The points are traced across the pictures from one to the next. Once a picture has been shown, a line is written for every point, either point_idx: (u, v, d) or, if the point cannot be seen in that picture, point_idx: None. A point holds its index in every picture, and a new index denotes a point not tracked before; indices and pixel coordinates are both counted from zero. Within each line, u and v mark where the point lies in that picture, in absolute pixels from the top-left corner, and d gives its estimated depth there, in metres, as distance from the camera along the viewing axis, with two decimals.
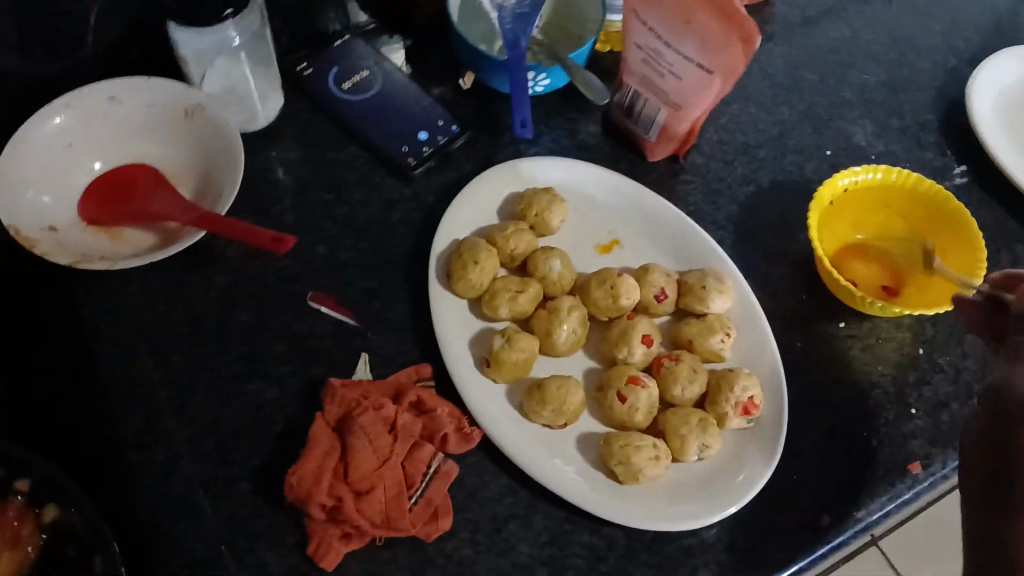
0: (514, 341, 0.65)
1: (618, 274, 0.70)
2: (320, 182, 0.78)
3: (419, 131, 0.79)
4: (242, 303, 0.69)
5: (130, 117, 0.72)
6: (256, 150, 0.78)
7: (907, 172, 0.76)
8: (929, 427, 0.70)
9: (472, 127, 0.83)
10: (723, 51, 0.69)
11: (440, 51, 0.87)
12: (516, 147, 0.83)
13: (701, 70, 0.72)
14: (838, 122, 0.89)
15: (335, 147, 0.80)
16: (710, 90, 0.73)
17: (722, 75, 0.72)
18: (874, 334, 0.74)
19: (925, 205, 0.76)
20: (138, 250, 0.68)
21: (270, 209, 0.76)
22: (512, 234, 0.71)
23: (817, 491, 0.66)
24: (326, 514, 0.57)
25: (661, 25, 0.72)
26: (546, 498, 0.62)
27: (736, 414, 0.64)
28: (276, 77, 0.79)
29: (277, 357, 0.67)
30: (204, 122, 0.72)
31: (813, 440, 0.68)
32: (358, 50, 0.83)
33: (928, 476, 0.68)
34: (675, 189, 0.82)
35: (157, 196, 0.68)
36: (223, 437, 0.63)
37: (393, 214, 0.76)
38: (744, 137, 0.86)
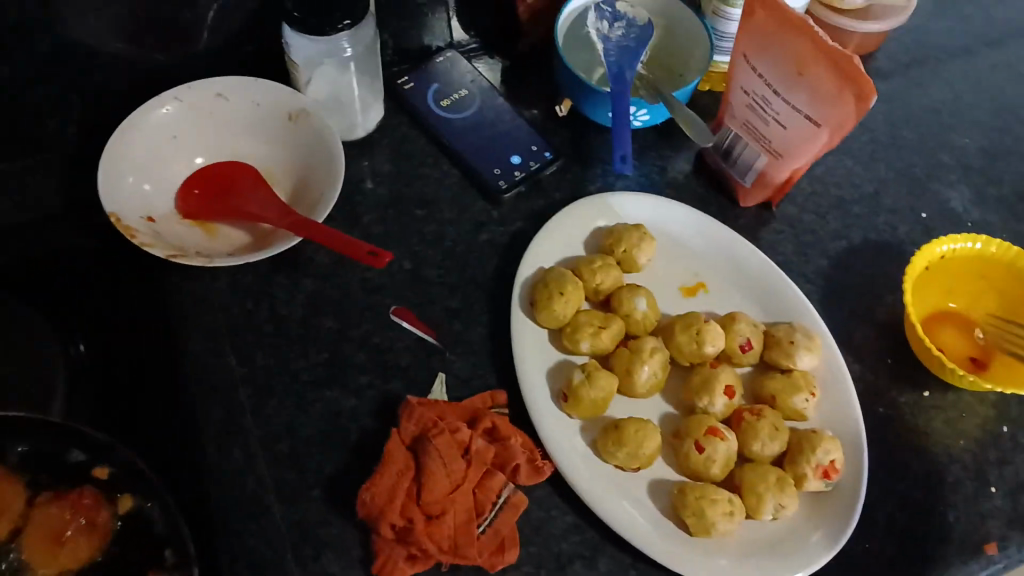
0: (595, 377, 0.64)
1: (704, 320, 0.69)
2: (411, 196, 0.78)
3: (512, 155, 0.79)
4: (326, 311, 0.69)
5: (235, 116, 0.73)
6: (350, 159, 0.79)
7: (1008, 245, 0.74)
8: (1009, 509, 0.68)
9: (565, 155, 0.83)
10: (834, 105, 0.68)
11: (540, 77, 0.87)
12: (607, 178, 0.82)
13: (809, 120, 0.71)
14: (935, 186, 0.87)
15: (428, 162, 0.80)
16: (816, 143, 0.72)
17: (830, 130, 0.70)
18: (958, 407, 0.72)
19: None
20: (231, 248, 0.69)
21: (360, 218, 0.76)
22: (600, 268, 0.71)
23: (890, 563, 0.64)
24: (394, 534, 0.56)
25: (776, 71, 0.71)
26: (612, 540, 0.61)
27: (815, 476, 0.63)
28: (379, 89, 0.79)
29: (356, 367, 0.66)
30: (306, 127, 0.72)
31: (889, 510, 0.66)
32: (460, 69, 0.83)
33: (1004, 559, 0.65)
34: (764, 237, 0.81)
35: (255, 196, 0.69)
36: (296, 441, 0.62)
37: (480, 235, 0.76)
38: (838, 192, 0.85)
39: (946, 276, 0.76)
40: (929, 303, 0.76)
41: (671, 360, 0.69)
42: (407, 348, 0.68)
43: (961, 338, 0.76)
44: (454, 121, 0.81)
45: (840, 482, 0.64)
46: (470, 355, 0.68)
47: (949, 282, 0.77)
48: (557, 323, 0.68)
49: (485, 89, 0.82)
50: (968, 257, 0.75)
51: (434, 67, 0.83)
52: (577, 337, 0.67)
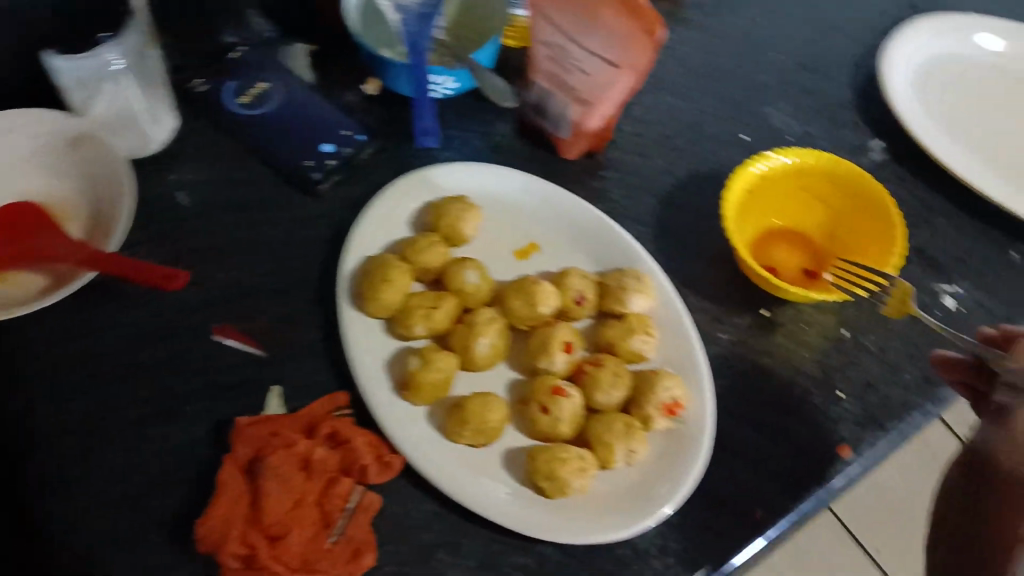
0: (432, 360, 0.63)
1: (535, 281, 0.69)
2: (223, 203, 0.75)
3: (322, 143, 0.76)
4: (144, 344, 0.66)
5: (10, 155, 0.69)
6: (151, 174, 0.75)
7: (822, 153, 0.74)
8: (858, 411, 0.69)
9: (379, 135, 0.80)
10: (631, 46, 0.67)
11: (344, 58, 0.84)
12: (426, 153, 0.80)
13: (608, 65, 0.70)
14: (754, 106, 0.88)
15: (236, 166, 0.77)
16: (620, 83, 0.72)
17: (632, 69, 0.70)
18: (798, 320, 0.74)
19: (843, 185, 0.74)
20: (30, 295, 0.64)
21: (169, 234, 0.72)
22: (425, 247, 0.69)
23: (750, 486, 0.65)
24: (241, 563, 0.55)
25: (566, 21, 0.69)
26: (473, 520, 0.61)
27: (661, 415, 0.64)
28: (166, 96, 0.75)
29: (184, 396, 0.64)
30: (90, 150, 0.69)
31: (743, 434, 0.67)
32: (256, 61, 0.79)
33: (860, 459, 0.67)
34: (593, 186, 0.80)
35: (44, 235, 0.64)
36: (130, 484, 0.60)
37: (301, 233, 0.74)
38: (661, 128, 0.85)
39: (766, 194, 0.76)
40: (753, 225, 0.76)
41: (510, 327, 0.69)
42: (237, 367, 0.66)
43: (786, 254, 0.77)
44: (256, 119, 0.77)
45: (687, 416, 0.65)
46: (304, 361, 0.67)
47: (771, 199, 0.77)
48: (388, 312, 0.67)
49: (285, 81, 0.78)
50: (786, 172, 0.75)
51: (229, 66, 0.79)
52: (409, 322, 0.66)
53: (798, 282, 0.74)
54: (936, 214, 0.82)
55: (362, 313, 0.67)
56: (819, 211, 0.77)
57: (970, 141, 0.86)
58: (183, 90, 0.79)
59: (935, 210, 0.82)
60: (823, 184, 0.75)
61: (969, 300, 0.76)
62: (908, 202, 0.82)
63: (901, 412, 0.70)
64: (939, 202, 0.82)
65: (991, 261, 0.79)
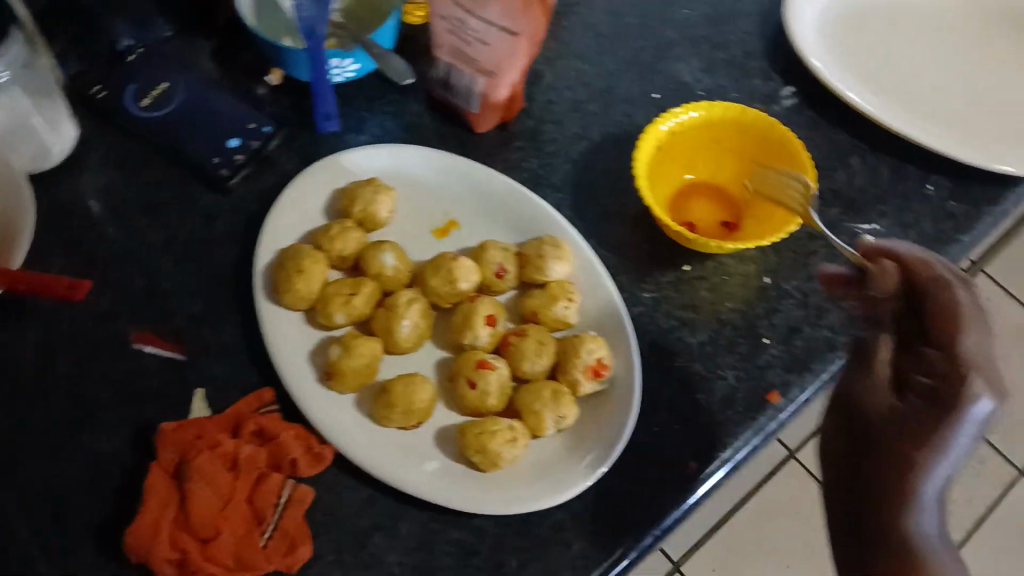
0: (353, 346, 0.63)
1: (453, 257, 0.69)
2: (132, 206, 0.73)
3: (229, 139, 0.75)
4: (60, 358, 0.65)
5: None
6: (57, 185, 0.73)
7: (729, 105, 0.75)
8: (784, 356, 0.70)
9: (288, 126, 0.79)
10: (525, 11, 0.69)
11: (246, 51, 0.83)
12: (337, 139, 0.80)
13: (507, 34, 0.71)
14: (664, 64, 0.88)
15: (143, 169, 0.75)
16: (519, 51, 0.72)
17: (528, 35, 0.71)
18: (720, 272, 0.74)
19: (753, 134, 0.75)
20: None
21: (79, 245, 0.71)
22: (338, 234, 0.69)
23: (681, 441, 0.66)
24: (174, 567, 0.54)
25: None
26: (409, 501, 0.61)
27: (587, 378, 0.64)
28: (62, 103, 0.73)
29: (104, 408, 0.63)
30: None
31: (671, 390, 0.68)
32: (153, 63, 0.78)
33: (788, 403, 0.68)
34: (508, 158, 0.80)
35: None
36: (55, 500, 0.59)
37: (214, 232, 0.73)
38: (572, 94, 0.85)
39: (676, 150, 0.77)
40: (665, 181, 0.78)
41: (433, 306, 0.69)
42: (156, 373, 0.65)
43: (702, 207, 0.78)
44: (156, 121, 0.75)
45: (614, 375, 0.66)
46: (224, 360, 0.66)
47: (680, 155, 0.78)
48: (305, 302, 0.66)
49: (185, 82, 0.77)
50: (694, 126, 0.76)
51: (127, 68, 0.77)
52: (328, 312, 0.66)
53: (716, 233, 0.76)
54: (852, 151, 0.81)
55: (282, 307, 0.67)
56: (734, 163, 0.78)
57: (882, 85, 0.85)
58: (80, 95, 0.76)
59: (850, 148, 0.81)
60: (729, 135, 0.76)
61: (887, 237, 0.76)
62: (824, 141, 0.82)
63: (827, 353, 0.70)
64: (852, 138, 0.82)
65: (910, 199, 0.78)
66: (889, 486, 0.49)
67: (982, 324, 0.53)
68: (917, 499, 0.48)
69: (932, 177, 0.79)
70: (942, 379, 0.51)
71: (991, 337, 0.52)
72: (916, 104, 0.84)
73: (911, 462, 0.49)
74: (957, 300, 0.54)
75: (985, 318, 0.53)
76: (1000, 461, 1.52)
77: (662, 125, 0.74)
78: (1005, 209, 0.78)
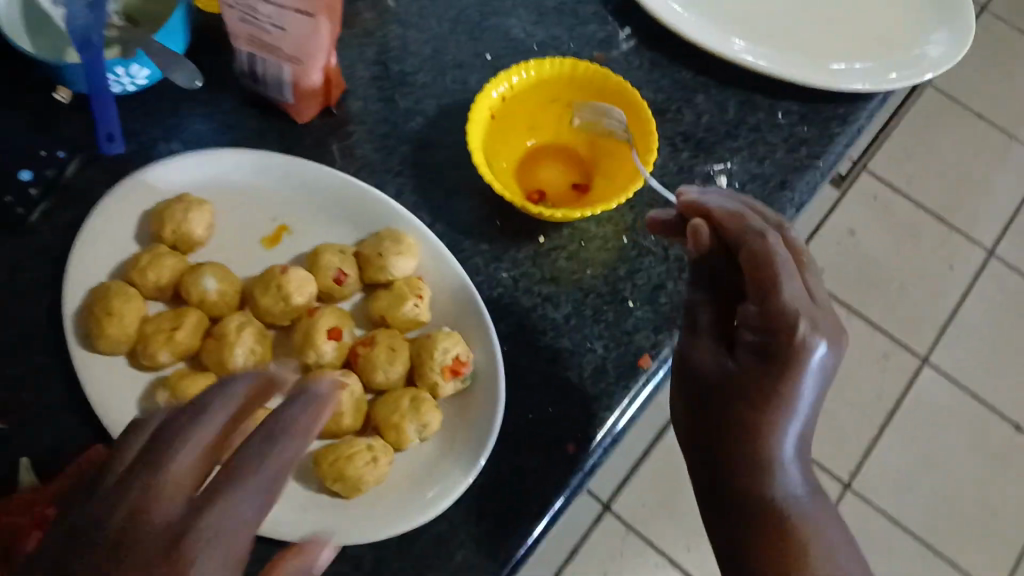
0: (180, 390, 0.59)
1: (283, 269, 0.63)
2: None
3: (21, 171, 0.68)
4: None
5: None
6: None
7: (560, 60, 0.70)
8: (652, 316, 0.67)
9: (86, 146, 0.71)
10: None
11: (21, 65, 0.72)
12: (144, 152, 0.72)
13: (303, 13, 0.64)
14: (494, 19, 0.81)
15: None
16: (320, 32, 0.66)
17: (326, 14, 0.65)
18: (577, 238, 0.70)
19: (589, 87, 0.71)
20: None
21: None
22: (150, 263, 0.63)
23: (557, 424, 0.62)
24: None
25: None
26: (271, 546, 0.56)
27: (446, 378, 0.60)
28: None
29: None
30: None
31: (540, 372, 0.64)
32: None
33: (660, 364, 0.65)
34: (336, 147, 0.74)
35: None
36: None
37: (15, 280, 0.65)
38: (398, 66, 0.78)
39: (510, 118, 0.72)
40: (504, 149, 0.72)
41: (269, 326, 0.64)
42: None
43: (552, 172, 0.74)
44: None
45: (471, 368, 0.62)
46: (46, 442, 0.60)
47: (517, 122, 0.73)
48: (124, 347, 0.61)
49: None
50: (525, 90, 0.70)
51: None
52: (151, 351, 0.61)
53: (562, 201, 0.72)
54: (698, 87, 0.77)
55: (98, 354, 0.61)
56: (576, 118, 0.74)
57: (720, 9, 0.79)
58: None
59: (696, 84, 0.77)
60: (563, 92, 0.72)
61: (741, 175, 0.73)
62: (669, 79, 0.77)
63: None
64: (697, 74, 0.78)
65: (760, 129, 0.75)
66: (748, 437, 0.50)
67: (800, 258, 0.56)
68: (774, 455, 0.50)
69: (780, 103, 0.77)
70: (768, 334, 0.52)
71: (808, 282, 0.54)
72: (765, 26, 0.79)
73: (761, 421, 0.50)
74: (768, 245, 0.54)
75: (806, 265, 0.55)
76: (908, 354, 1.51)
77: (490, 94, 0.69)
78: (852, 127, 0.76)
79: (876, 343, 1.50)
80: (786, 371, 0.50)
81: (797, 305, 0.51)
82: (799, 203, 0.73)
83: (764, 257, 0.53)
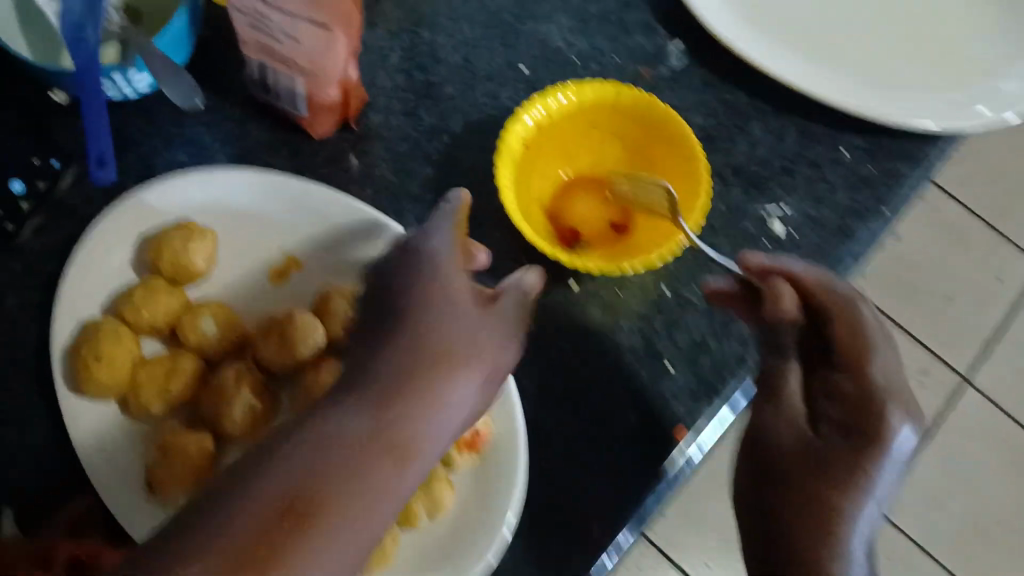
0: (176, 449, 0.54)
1: (287, 317, 0.58)
2: None
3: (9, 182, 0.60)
4: None
5: None
6: None
7: (603, 83, 0.63)
8: (689, 381, 0.62)
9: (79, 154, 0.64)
10: None
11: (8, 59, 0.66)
12: (144, 164, 0.65)
13: (319, 25, 0.57)
14: (531, 25, 0.74)
15: None
16: (338, 44, 0.59)
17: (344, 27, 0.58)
18: (612, 283, 0.64)
19: (633, 114, 0.64)
20: None
21: None
22: (145, 300, 0.57)
23: (581, 500, 0.58)
24: None
25: None
26: None
27: (462, 453, 0.56)
28: None
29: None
30: None
31: (565, 440, 0.59)
32: None
33: (695, 436, 0.60)
34: (354, 166, 0.67)
35: None
36: None
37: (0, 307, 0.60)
38: (424, 74, 0.71)
39: (542, 147, 0.66)
40: (535, 181, 0.66)
41: (269, 372, 0.59)
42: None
43: (587, 203, 0.67)
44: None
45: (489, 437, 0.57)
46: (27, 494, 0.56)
47: (548, 152, 0.67)
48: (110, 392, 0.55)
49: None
50: (562, 114, 0.64)
51: None
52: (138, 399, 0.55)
53: (597, 240, 0.65)
54: (754, 116, 0.70)
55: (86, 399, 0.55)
56: (615, 146, 0.68)
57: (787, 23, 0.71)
58: None
59: (751, 112, 0.70)
60: (600, 115, 0.65)
61: (797, 220, 0.66)
62: (720, 105, 0.70)
63: (736, 368, 0.62)
64: (752, 100, 0.71)
65: (821, 167, 0.68)
66: (814, 508, 0.45)
67: (884, 340, 0.52)
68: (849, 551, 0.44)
69: (845, 136, 0.70)
70: (856, 411, 0.48)
71: (894, 363, 0.51)
72: (838, 50, 0.70)
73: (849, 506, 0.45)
74: (864, 319, 0.51)
75: (888, 342, 0.51)
76: (947, 368, 1.44)
77: (523, 119, 0.63)
78: (924, 171, 0.69)
79: (916, 354, 1.44)
80: (870, 448, 0.46)
81: (889, 389, 0.48)
82: (861, 253, 0.67)
83: (859, 327, 0.51)
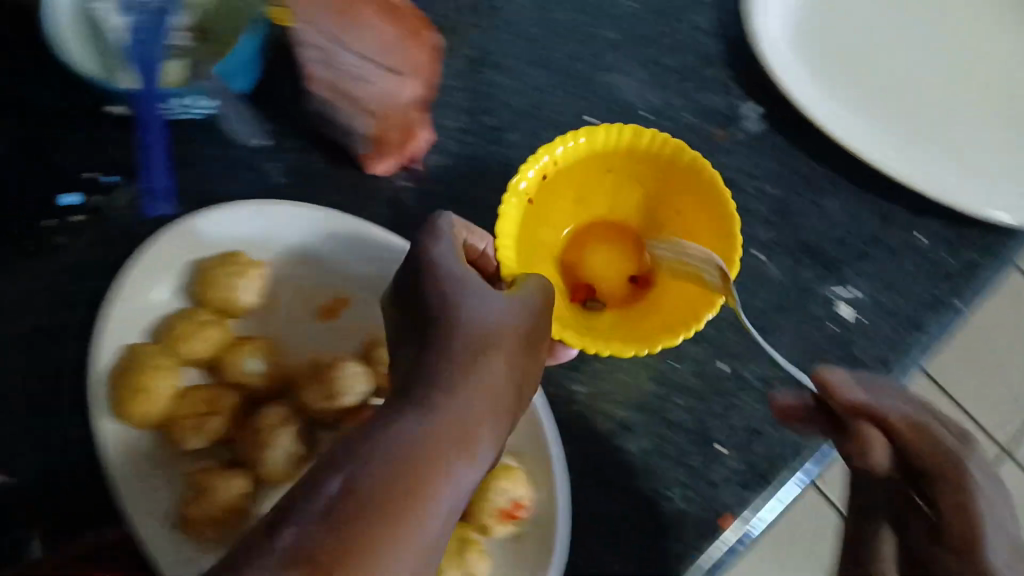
0: (205, 487, 0.53)
1: (334, 363, 0.56)
2: None
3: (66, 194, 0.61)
4: None
5: None
6: None
7: (620, 128, 0.62)
8: (742, 467, 0.59)
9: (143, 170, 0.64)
10: (405, 47, 0.61)
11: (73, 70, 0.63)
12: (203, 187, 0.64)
13: (389, 70, 0.60)
14: (600, 76, 0.72)
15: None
16: (404, 92, 0.61)
17: (412, 79, 0.61)
18: (668, 355, 0.61)
19: (651, 161, 0.63)
20: None
21: None
22: (190, 333, 0.57)
23: None
24: None
25: (331, 28, 0.57)
26: None
27: (499, 522, 0.53)
28: None
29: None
30: None
31: (609, 520, 0.57)
32: None
33: (743, 526, 0.58)
34: (411, 209, 0.66)
35: None
36: None
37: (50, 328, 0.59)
38: (489, 118, 0.69)
39: (553, 194, 0.65)
40: (541, 233, 0.65)
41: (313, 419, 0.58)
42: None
43: (598, 262, 0.67)
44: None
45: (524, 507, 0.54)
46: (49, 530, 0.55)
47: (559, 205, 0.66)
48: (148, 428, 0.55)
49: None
50: (581, 161, 0.63)
51: None
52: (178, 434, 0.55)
53: (616, 300, 0.65)
54: (826, 194, 0.68)
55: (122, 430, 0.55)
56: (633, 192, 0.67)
57: (879, 108, 0.69)
58: None
59: (824, 189, 0.68)
60: (611, 167, 0.65)
61: (866, 304, 0.65)
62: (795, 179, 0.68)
63: (791, 457, 0.60)
64: (827, 177, 0.68)
65: (896, 254, 0.67)
66: None
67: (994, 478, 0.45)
68: None
69: (925, 223, 0.68)
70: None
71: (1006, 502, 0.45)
72: (931, 142, 0.68)
73: None
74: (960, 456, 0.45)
75: (997, 477, 0.45)
76: None
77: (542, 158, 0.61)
78: (1003, 273, 0.67)
79: None
80: None
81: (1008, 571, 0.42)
82: (929, 346, 0.65)
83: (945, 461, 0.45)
